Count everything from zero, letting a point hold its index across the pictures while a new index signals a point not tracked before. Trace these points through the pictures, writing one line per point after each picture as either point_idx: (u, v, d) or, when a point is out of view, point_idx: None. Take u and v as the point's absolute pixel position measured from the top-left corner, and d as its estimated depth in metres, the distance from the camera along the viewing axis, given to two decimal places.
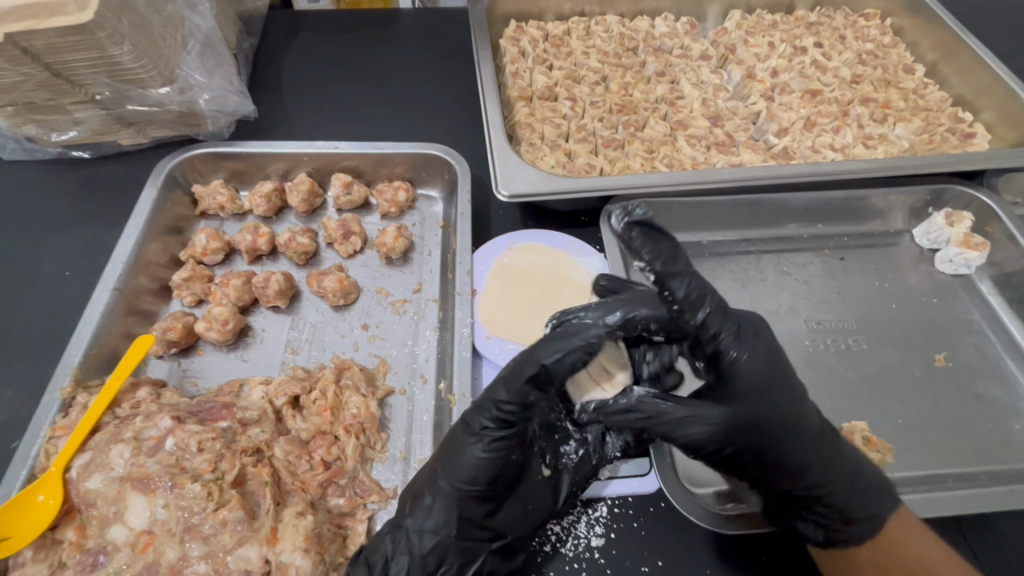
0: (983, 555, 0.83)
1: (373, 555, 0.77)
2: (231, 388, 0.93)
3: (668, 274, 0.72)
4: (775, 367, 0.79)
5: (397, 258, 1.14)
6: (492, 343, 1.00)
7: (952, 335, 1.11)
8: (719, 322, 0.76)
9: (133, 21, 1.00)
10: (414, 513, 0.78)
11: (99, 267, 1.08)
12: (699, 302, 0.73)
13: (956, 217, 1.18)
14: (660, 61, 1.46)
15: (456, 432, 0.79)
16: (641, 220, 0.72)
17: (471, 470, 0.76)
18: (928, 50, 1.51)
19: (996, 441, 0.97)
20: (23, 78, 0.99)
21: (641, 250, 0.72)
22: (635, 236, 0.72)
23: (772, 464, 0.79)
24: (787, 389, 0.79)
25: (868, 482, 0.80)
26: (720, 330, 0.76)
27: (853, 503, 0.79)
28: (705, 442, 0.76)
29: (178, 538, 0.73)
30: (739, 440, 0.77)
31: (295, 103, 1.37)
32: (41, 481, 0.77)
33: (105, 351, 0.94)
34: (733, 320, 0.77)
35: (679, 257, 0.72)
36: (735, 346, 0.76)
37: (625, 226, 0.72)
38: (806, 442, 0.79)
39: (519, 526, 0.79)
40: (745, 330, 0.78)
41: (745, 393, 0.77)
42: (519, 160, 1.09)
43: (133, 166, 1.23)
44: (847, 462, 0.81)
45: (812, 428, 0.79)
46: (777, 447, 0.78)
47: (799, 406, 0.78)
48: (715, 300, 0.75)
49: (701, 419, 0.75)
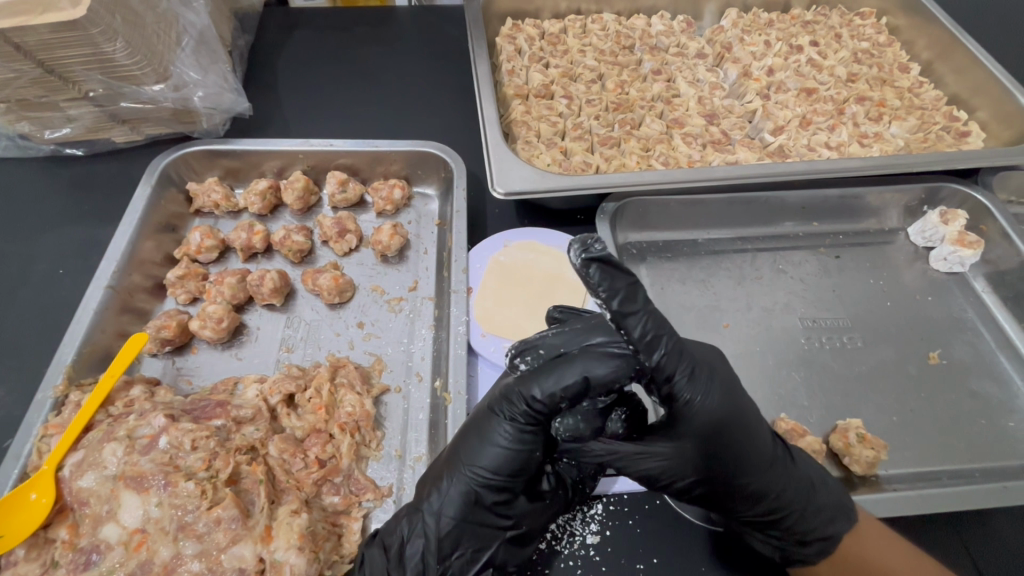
0: (975, 552, 0.84)
1: (388, 538, 0.77)
2: (225, 387, 0.93)
3: (624, 313, 0.67)
4: (730, 403, 0.75)
5: (392, 256, 1.14)
6: (487, 341, 1.00)
7: (946, 333, 1.11)
8: (674, 364, 0.71)
9: (127, 17, 1.00)
10: (430, 496, 0.77)
11: (92, 265, 1.08)
12: (655, 342, 0.69)
13: (951, 215, 1.18)
14: (656, 59, 1.46)
15: (481, 418, 0.78)
16: (599, 257, 0.67)
17: (495, 459, 0.76)
18: (923, 49, 1.51)
19: (989, 438, 0.98)
20: (16, 74, 0.98)
21: (598, 287, 0.67)
22: (592, 272, 0.66)
23: (726, 496, 0.77)
24: (743, 422, 0.75)
25: (824, 506, 0.78)
26: (675, 371, 0.72)
27: (808, 529, 0.78)
28: (657, 476, 0.76)
29: (171, 536, 0.73)
30: (691, 474, 0.75)
31: (291, 101, 1.36)
32: (33, 479, 0.76)
33: (98, 349, 0.93)
34: (688, 360, 0.72)
35: (636, 296, 0.68)
36: (689, 388, 0.73)
37: (584, 262, 0.66)
38: (761, 473, 0.76)
39: (534, 517, 0.79)
40: (700, 371, 0.74)
41: (696, 431, 0.74)
42: (515, 158, 1.09)
43: (127, 163, 1.22)
44: (804, 486, 0.78)
45: (767, 457, 0.76)
46: (732, 479, 0.76)
47: (754, 435, 0.76)
48: (669, 339, 0.70)
49: (652, 455, 0.75)
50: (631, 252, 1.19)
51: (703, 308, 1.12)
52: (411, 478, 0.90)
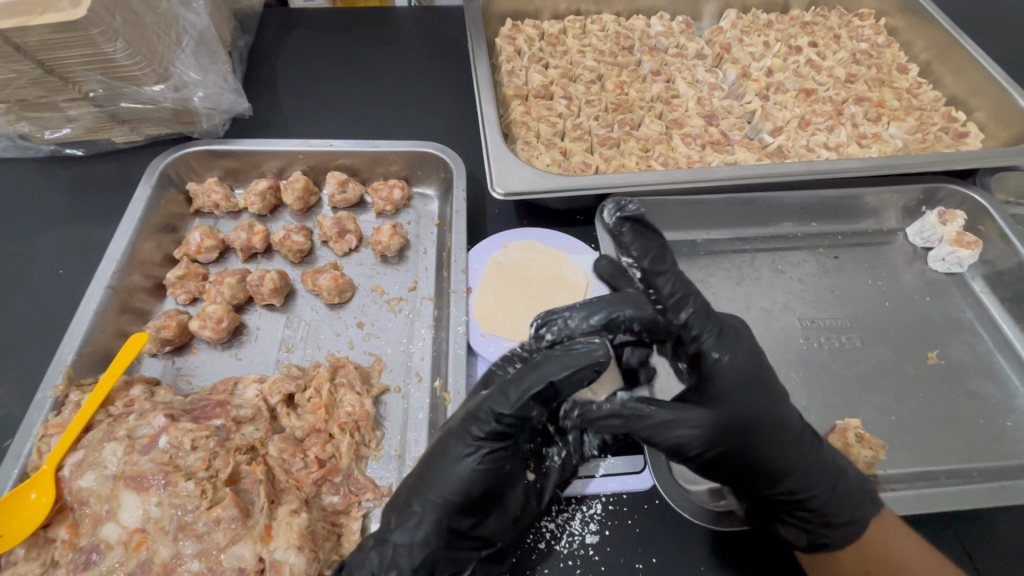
0: (974, 551, 0.84)
1: (357, 571, 0.73)
2: (225, 386, 0.93)
3: (654, 272, 0.78)
4: (756, 370, 0.79)
5: (392, 256, 1.14)
6: (486, 341, 1.00)
7: (945, 333, 1.11)
8: (700, 324, 0.78)
9: (128, 18, 1.00)
10: (399, 527, 0.75)
11: (92, 265, 1.08)
12: (681, 302, 0.78)
13: (949, 216, 1.18)
14: (656, 60, 1.47)
15: (445, 441, 0.78)
16: (632, 217, 0.79)
17: (462, 481, 0.76)
18: (922, 50, 1.51)
19: (988, 438, 0.98)
20: (16, 75, 0.98)
21: (631, 246, 0.78)
22: (626, 233, 0.78)
23: (754, 467, 0.77)
24: (769, 394, 0.78)
25: (848, 484, 0.80)
26: (702, 332, 0.79)
27: (835, 508, 0.79)
28: (688, 443, 0.74)
29: (171, 536, 0.73)
30: (724, 441, 0.75)
31: (290, 101, 1.37)
32: (32, 479, 0.76)
33: (98, 349, 0.93)
34: (714, 322, 0.79)
35: (665, 258, 0.79)
36: (717, 347, 0.78)
37: (617, 221, 0.79)
38: (788, 445, 0.78)
39: (505, 534, 0.78)
40: (727, 331, 0.80)
41: (726, 394, 0.77)
42: (515, 159, 1.09)
43: (127, 164, 1.22)
44: (829, 465, 0.80)
45: (794, 431, 0.78)
46: (763, 448, 0.77)
47: (780, 405, 0.79)
48: (698, 300, 0.79)
49: (684, 419, 0.74)
50: None
51: None
52: None
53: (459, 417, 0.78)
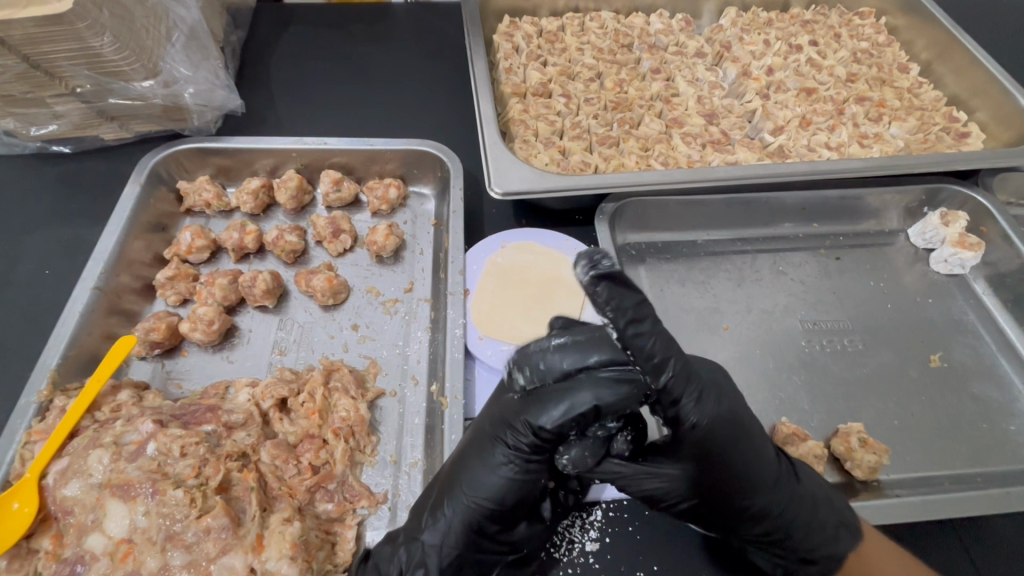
0: (979, 558, 0.82)
1: (385, 564, 0.74)
2: (216, 391, 0.91)
3: (632, 335, 0.64)
4: (735, 425, 0.73)
5: (388, 257, 1.12)
6: (484, 344, 0.98)
7: (947, 336, 1.10)
8: (681, 387, 0.68)
9: (115, 11, 0.97)
10: (430, 525, 0.74)
11: (79, 266, 1.05)
12: (663, 365, 0.66)
13: (952, 217, 1.17)
14: (655, 58, 1.45)
15: (483, 443, 0.76)
16: (608, 274, 0.62)
17: (496, 489, 0.74)
18: (922, 50, 1.50)
19: (990, 442, 0.97)
20: (0, 69, 0.95)
21: (606, 308, 0.62)
22: (600, 290, 0.62)
23: (731, 514, 0.76)
24: (745, 446, 0.73)
25: (830, 524, 0.77)
26: (682, 396, 0.69)
27: (811, 547, 0.77)
28: (659, 495, 0.75)
29: (158, 547, 0.71)
30: (694, 495, 0.75)
31: (284, 98, 1.34)
32: (15, 488, 0.74)
33: (84, 352, 0.91)
34: (696, 382, 0.69)
35: (645, 314, 0.64)
36: (696, 411, 0.69)
37: (591, 279, 0.62)
38: (767, 493, 0.75)
39: (534, 540, 0.79)
40: (708, 393, 0.71)
41: (697, 451, 0.73)
42: (513, 158, 1.07)
43: (116, 161, 1.19)
44: (806, 506, 0.77)
45: (770, 478, 0.75)
46: (735, 499, 0.75)
47: (755, 459, 0.74)
48: (679, 361, 0.67)
49: (652, 476, 0.74)
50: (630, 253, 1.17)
51: (703, 310, 1.10)
52: (407, 484, 0.88)
53: (494, 422, 0.76)
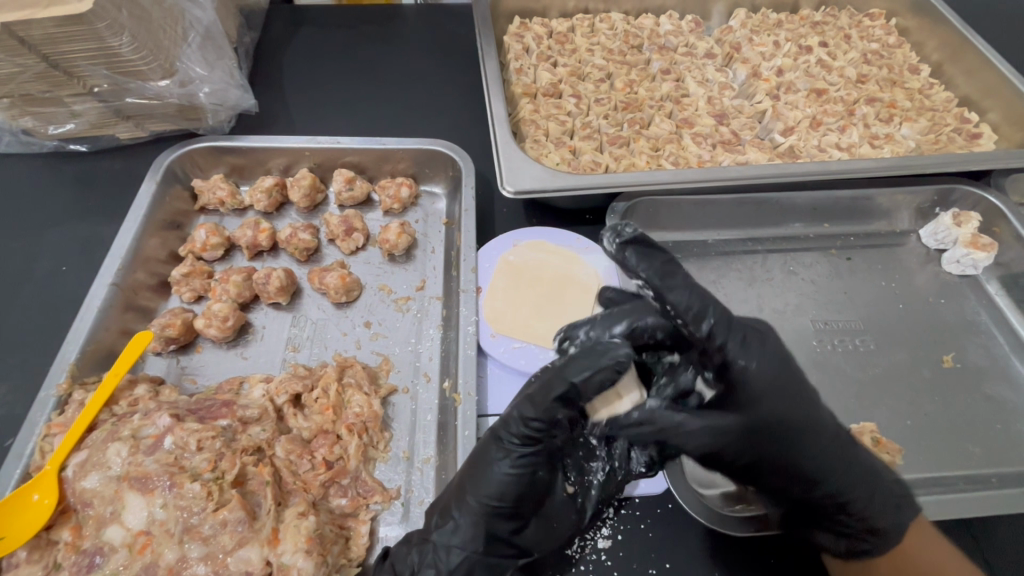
0: (994, 560, 0.82)
1: (400, 564, 0.74)
2: (230, 386, 0.91)
3: (665, 286, 0.77)
4: (787, 379, 0.79)
5: (400, 255, 1.13)
6: (496, 341, 0.99)
7: (959, 336, 1.10)
8: (724, 332, 0.77)
9: (133, 12, 0.98)
10: (441, 527, 0.74)
11: (96, 262, 1.06)
12: (701, 313, 0.76)
13: (964, 218, 1.17)
14: (665, 59, 1.45)
15: (482, 444, 0.76)
16: (632, 241, 0.81)
17: (499, 486, 0.73)
18: (933, 51, 1.50)
19: (1005, 442, 0.96)
20: (20, 69, 0.97)
21: (639, 267, 0.79)
22: (627, 255, 0.80)
23: (793, 471, 0.79)
24: (801, 401, 0.79)
25: (887, 491, 0.80)
26: (726, 341, 0.77)
27: (875, 511, 0.79)
28: (720, 450, 0.76)
29: (176, 539, 0.72)
30: (758, 449, 0.77)
31: (296, 98, 1.35)
32: (35, 480, 0.75)
33: (102, 348, 0.92)
34: (737, 329, 0.78)
35: (675, 272, 0.79)
36: (742, 354, 0.77)
37: (618, 247, 0.81)
38: (823, 446, 0.79)
39: (545, 543, 0.77)
40: (751, 338, 0.79)
41: (758, 401, 0.77)
42: (525, 157, 1.07)
43: (132, 160, 1.21)
44: (865, 468, 0.81)
45: (829, 432, 0.80)
46: (798, 454, 0.78)
47: (812, 415, 0.79)
48: (716, 311, 0.77)
49: (710, 429, 0.75)
50: None
51: None
52: (420, 481, 0.88)
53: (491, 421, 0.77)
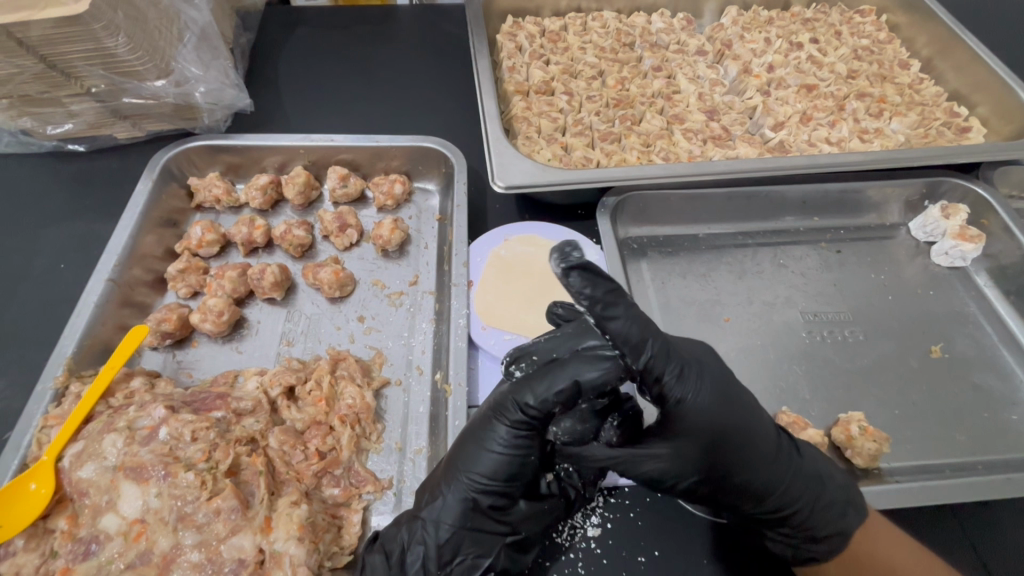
0: (978, 545, 0.83)
1: (390, 543, 0.76)
2: (225, 379, 0.93)
3: (604, 318, 0.67)
4: (724, 398, 0.75)
5: (393, 250, 1.14)
6: (488, 334, 1.00)
7: (948, 327, 1.11)
8: (662, 364, 0.71)
9: (129, 12, 1.00)
10: (431, 503, 0.76)
11: (93, 259, 1.08)
12: (640, 346, 0.69)
13: (952, 210, 1.18)
14: (657, 56, 1.47)
15: (481, 423, 0.76)
16: (580, 265, 0.65)
17: (490, 466, 0.74)
18: (923, 46, 1.51)
19: (992, 431, 0.97)
20: (18, 70, 0.99)
21: (583, 296, 0.66)
22: (574, 279, 0.65)
23: (732, 493, 0.77)
24: (740, 423, 0.75)
25: (835, 498, 0.78)
26: (663, 372, 0.72)
27: (822, 525, 0.77)
28: (660, 478, 0.75)
29: (170, 527, 0.73)
30: (694, 474, 0.75)
31: (291, 98, 1.37)
32: (32, 469, 0.76)
33: (98, 343, 0.93)
34: (676, 359, 0.72)
35: (620, 300, 0.68)
36: (678, 388, 0.72)
37: (564, 272, 0.64)
38: (765, 467, 0.76)
39: (533, 521, 0.77)
40: (689, 370, 0.73)
41: (694, 433, 0.73)
42: (516, 152, 1.09)
43: (129, 159, 1.23)
44: (813, 482, 0.78)
45: (770, 451, 0.76)
46: (737, 478, 0.76)
47: (752, 435, 0.75)
48: (656, 341, 0.71)
49: (650, 459, 0.74)
50: (632, 246, 1.19)
51: (704, 302, 1.11)
52: (412, 471, 0.89)
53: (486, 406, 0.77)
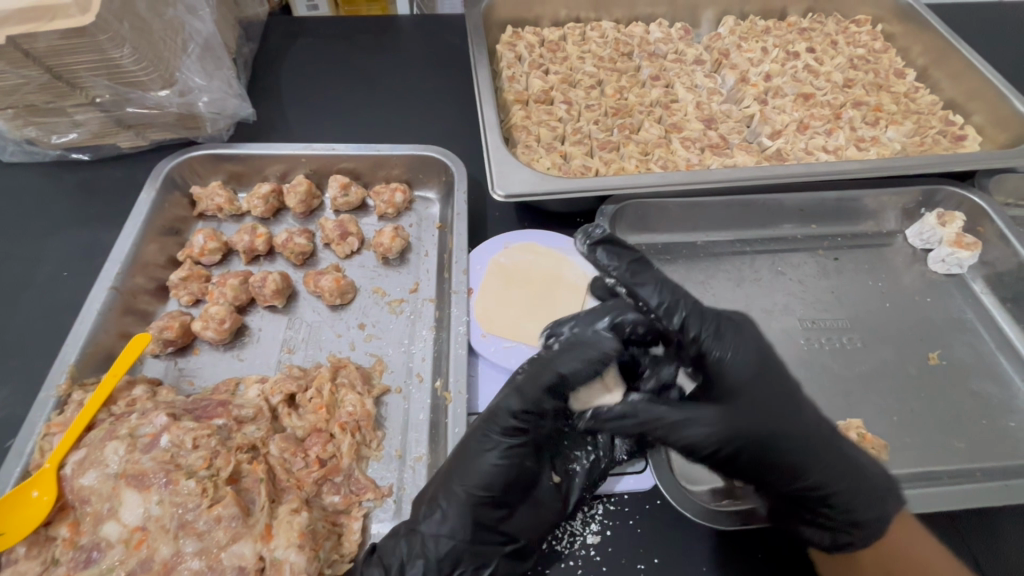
0: (978, 553, 0.83)
1: (388, 557, 0.76)
2: (226, 386, 0.93)
3: (635, 282, 0.91)
4: (766, 364, 0.83)
5: (394, 258, 1.15)
6: (487, 341, 1.00)
7: (946, 334, 1.11)
8: (696, 324, 0.85)
9: (134, 24, 1.01)
10: (428, 518, 0.77)
11: (96, 268, 1.09)
12: (672, 306, 0.87)
13: (948, 218, 1.19)
14: (655, 66, 1.48)
15: (476, 432, 0.81)
16: (601, 240, 0.96)
17: (485, 476, 0.78)
18: (919, 56, 1.53)
19: (990, 438, 0.98)
20: (24, 81, 1.00)
21: (610, 263, 0.94)
22: (599, 254, 0.95)
23: (772, 466, 0.79)
24: (780, 391, 0.81)
25: (872, 486, 0.79)
26: (699, 331, 0.85)
27: (858, 507, 0.79)
28: (701, 442, 0.77)
29: (171, 534, 0.73)
30: (737, 439, 0.77)
31: (293, 107, 1.38)
32: (35, 477, 0.77)
33: (101, 350, 0.94)
34: (715, 322, 0.85)
35: (643, 270, 0.91)
36: (717, 347, 0.83)
37: (590, 246, 0.96)
38: (807, 438, 0.79)
39: (533, 529, 0.78)
40: (727, 331, 0.84)
41: (734, 392, 0.81)
42: (515, 161, 1.10)
43: (132, 168, 1.24)
44: (852, 465, 0.79)
45: (812, 422, 0.80)
46: (778, 448, 0.78)
47: (793, 403, 0.80)
48: (688, 305, 0.87)
49: (694, 422, 0.77)
50: None
51: None
52: (412, 478, 0.89)
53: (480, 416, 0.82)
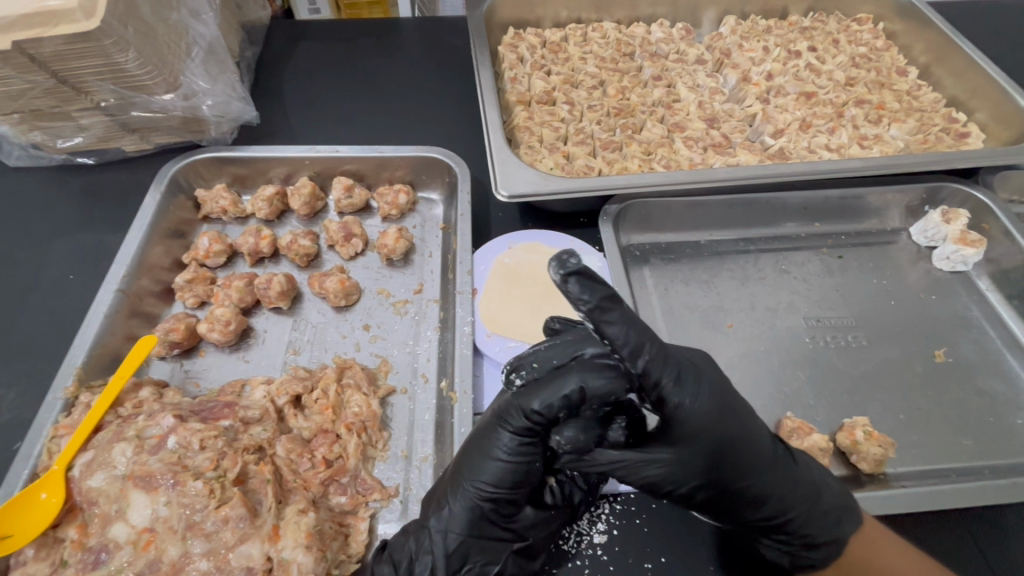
0: (987, 550, 0.83)
1: (398, 554, 0.77)
2: (232, 388, 0.94)
3: (601, 316, 0.67)
4: (721, 402, 0.74)
5: (397, 260, 1.15)
6: (492, 340, 1.01)
7: (950, 331, 1.11)
8: (660, 368, 0.70)
9: (139, 28, 1.02)
10: (438, 514, 0.77)
11: (102, 271, 1.09)
12: (639, 347, 0.69)
13: (952, 215, 1.19)
14: (657, 66, 1.48)
15: (484, 430, 0.77)
16: (578, 271, 0.64)
17: (495, 475, 0.75)
18: (920, 54, 1.53)
19: (998, 435, 0.97)
20: (30, 85, 1.00)
21: (581, 301, 0.65)
22: (571, 285, 0.65)
23: (730, 499, 0.77)
24: (736, 433, 0.74)
25: (827, 508, 0.78)
26: (662, 377, 0.71)
27: (817, 531, 0.77)
28: (659, 481, 0.75)
29: (179, 535, 0.73)
30: (691, 478, 0.74)
31: (297, 110, 1.39)
32: (43, 479, 0.77)
33: (107, 353, 0.94)
34: (674, 364, 0.71)
35: (615, 305, 0.67)
36: (678, 394, 0.71)
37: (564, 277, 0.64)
38: (763, 471, 0.76)
39: (541, 530, 0.79)
40: (687, 374, 0.73)
41: (694, 440, 0.73)
42: (519, 162, 1.10)
43: (137, 172, 1.24)
44: (808, 492, 0.78)
45: (765, 458, 0.76)
46: (733, 484, 0.75)
47: (749, 441, 0.75)
48: (653, 344, 0.70)
49: (650, 462, 0.74)
50: (634, 254, 1.20)
51: (707, 307, 1.12)
52: (417, 478, 0.89)
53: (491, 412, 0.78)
